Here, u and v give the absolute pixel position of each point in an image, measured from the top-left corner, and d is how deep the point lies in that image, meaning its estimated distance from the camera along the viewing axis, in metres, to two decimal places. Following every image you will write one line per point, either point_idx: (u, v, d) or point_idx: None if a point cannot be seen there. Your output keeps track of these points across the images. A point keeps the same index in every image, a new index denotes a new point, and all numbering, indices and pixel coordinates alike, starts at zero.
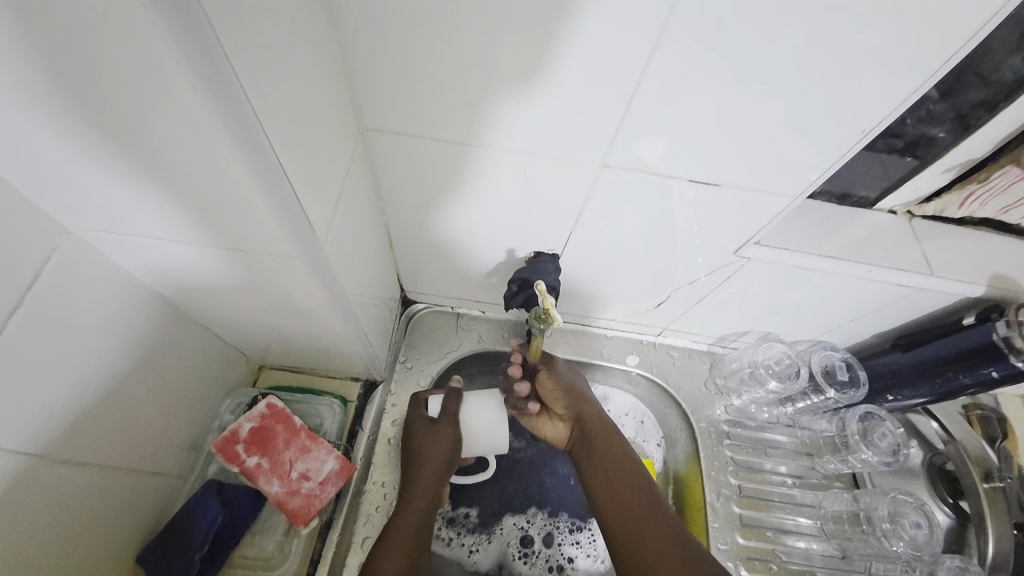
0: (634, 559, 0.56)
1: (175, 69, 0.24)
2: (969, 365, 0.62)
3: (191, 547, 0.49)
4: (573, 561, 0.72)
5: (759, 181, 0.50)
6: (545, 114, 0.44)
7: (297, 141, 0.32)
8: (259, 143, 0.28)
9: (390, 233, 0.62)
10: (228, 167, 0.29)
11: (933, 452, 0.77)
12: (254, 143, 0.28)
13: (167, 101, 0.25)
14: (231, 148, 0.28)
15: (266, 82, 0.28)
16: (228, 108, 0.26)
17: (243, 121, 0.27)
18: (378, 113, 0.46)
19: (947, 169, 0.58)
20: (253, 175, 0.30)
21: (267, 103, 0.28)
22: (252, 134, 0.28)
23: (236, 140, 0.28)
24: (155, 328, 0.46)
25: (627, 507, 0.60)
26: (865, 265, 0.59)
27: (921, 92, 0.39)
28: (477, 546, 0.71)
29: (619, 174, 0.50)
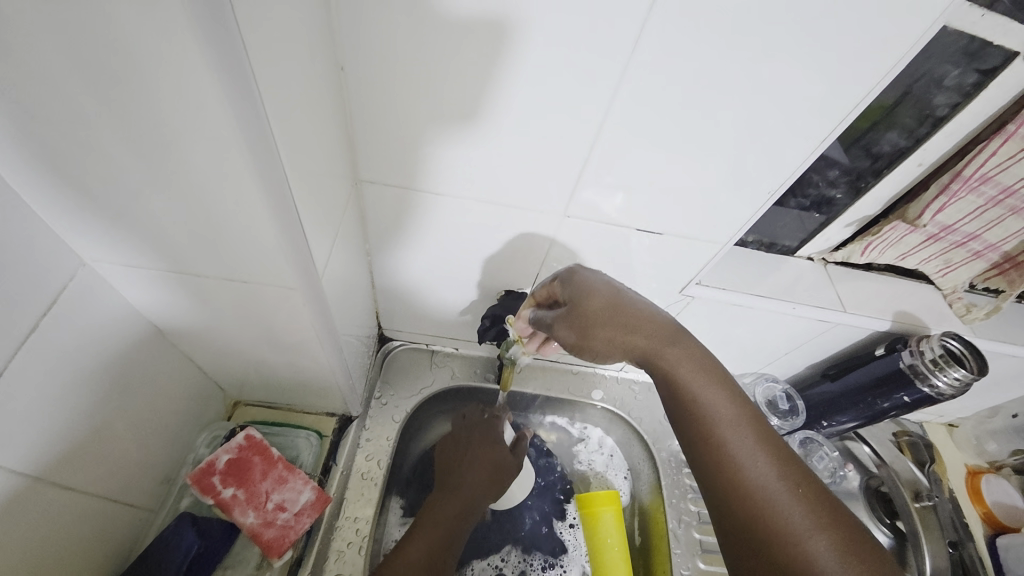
0: (748, 516, 0.44)
1: (229, 137, 0.30)
2: (884, 390, 0.71)
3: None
4: None
5: (697, 230, 0.59)
6: (516, 170, 0.52)
7: (309, 189, 0.38)
8: (282, 191, 0.34)
9: (373, 273, 0.67)
10: (252, 210, 0.34)
11: (868, 475, 0.83)
12: (278, 193, 0.34)
13: (213, 158, 0.31)
14: (257, 195, 0.33)
15: (291, 142, 0.34)
16: (268, 170, 0.32)
17: (272, 173, 0.33)
18: (372, 168, 0.53)
19: (847, 224, 0.70)
20: (273, 219, 0.35)
21: (290, 158, 0.34)
22: (277, 185, 0.33)
23: (267, 193, 0.33)
24: (147, 356, 0.49)
25: (726, 451, 0.47)
26: (790, 303, 0.68)
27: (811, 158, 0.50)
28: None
29: (580, 222, 0.58)
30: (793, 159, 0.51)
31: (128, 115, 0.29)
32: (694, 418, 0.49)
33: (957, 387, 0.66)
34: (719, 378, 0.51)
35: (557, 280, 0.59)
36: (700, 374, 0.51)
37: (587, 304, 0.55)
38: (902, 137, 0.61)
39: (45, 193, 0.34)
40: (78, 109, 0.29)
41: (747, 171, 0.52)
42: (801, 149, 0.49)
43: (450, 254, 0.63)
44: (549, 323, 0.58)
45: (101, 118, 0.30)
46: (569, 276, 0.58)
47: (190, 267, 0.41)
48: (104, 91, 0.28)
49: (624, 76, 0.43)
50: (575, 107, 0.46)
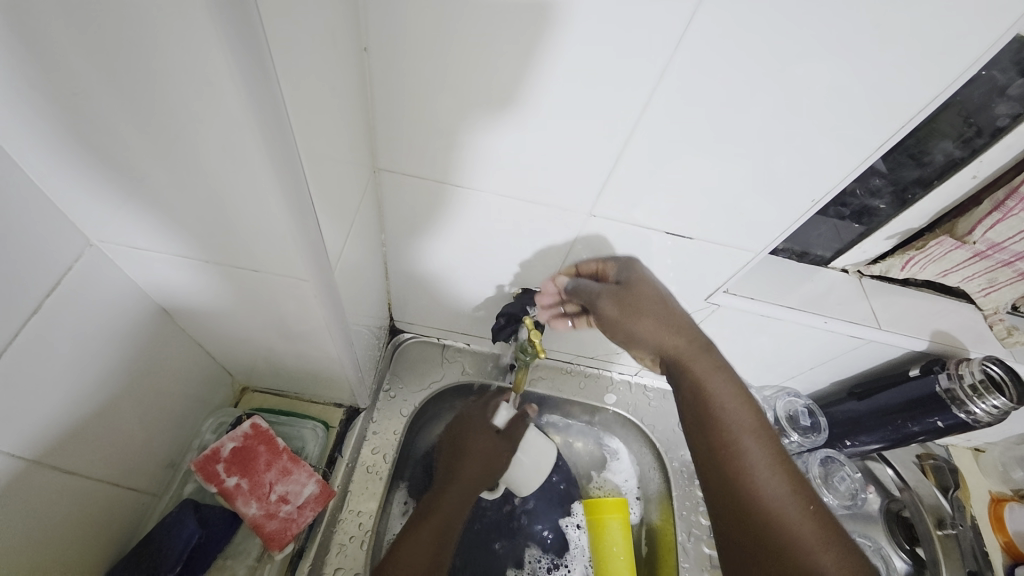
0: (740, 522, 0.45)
1: (240, 120, 0.28)
2: (917, 414, 0.67)
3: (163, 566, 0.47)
4: None
5: (728, 236, 0.55)
6: (540, 165, 0.49)
7: (324, 175, 0.36)
8: (296, 178, 0.32)
9: (387, 264, 0.65)
10: (263, 196, 0.33)
11: (889, 498, 0.80)
12: (291, 178, 0.32)
13: (224, 143, 0.30)
14: (271, 183, 0.32)
15: (306, 125, 0.32)
16: (279, 156, 0.30)
17: (287, 161, 0.31)
18: (390, 155, 0.50)
19: (889, 237, 0.66)
20: (285, 207, 0.33)
21: (306, 145, 0.32)
22: (292, 172, 0.31)
23: (280, 180, 0.31)
24: (154, 338, 0.48)
25: (742, 460, 0.47)
26: (821, 316, 0.65)
27: (862, 168, 0.46)
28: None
29: (604, 222, 0.55)
30: (839, 169, 0.47)
31: (130, 85, 0.27)
32: (715, 428, 0.49)
33: (994, 415, 0.63)
34: (743, 391, 0.51)
35: (612, 261, 0.58)
36: (729, 383, 0.50)
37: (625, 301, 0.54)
38: (958, 147, 0.57)
39: (49, 171, 0.33)
40: (79, 77, 0.27)
41: (789, 175, 0.48)
42: (851, 156, 0.46)
43: (469, 249, 0.61)
44: (593, 294, 0.56)
45: (103, 88, 0.27)
46: (626, 264, 0.57)
47: (203, 254, 0.40)
48: (107, 60, 0.26)
49: (666, 71, 0.40)
50: (608, 102, 0.43)
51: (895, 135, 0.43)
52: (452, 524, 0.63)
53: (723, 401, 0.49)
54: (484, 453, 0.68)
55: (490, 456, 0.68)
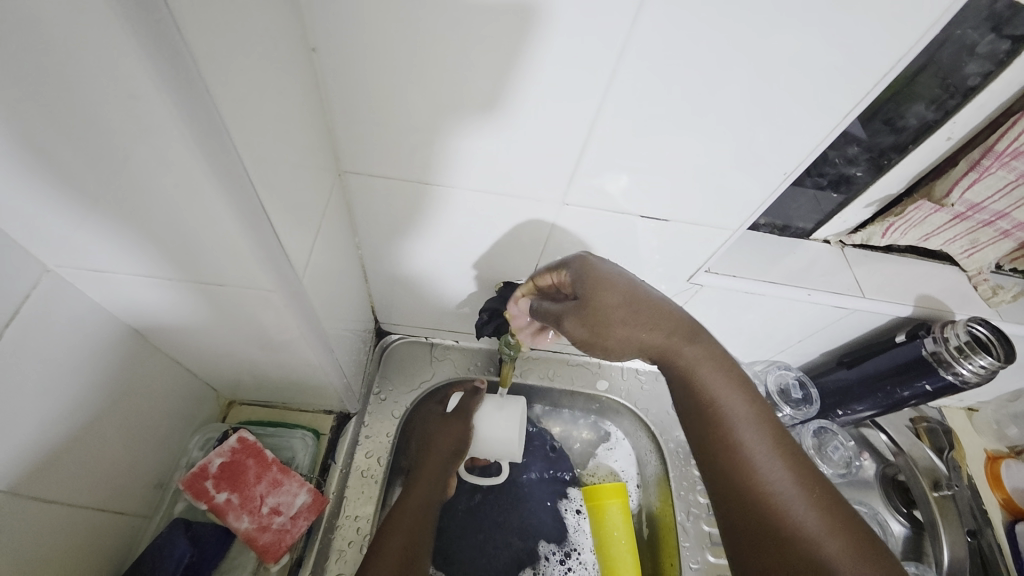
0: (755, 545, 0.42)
1: (177, 132, 0.27)
2: (905, 379, 0.68)
3: None
4: None
5: (705, 214, 0.55)
6: (510, 158, 0.49)
7: (277, 180, 0.35)
8: (245, 186, 0.31)
9: (364, 267, 0.64)
10: (213, 207, 0.32)
11: (885, 463, 0.81)
12: (239, 187, 0.31)
13: (165, 157, 0.29)
14: (217, 192, 0.31)
15: (250, 130, 0.31)
16: (225, 167, 0.30)
17: (232, 169, 0.30)
18: (354, 156, 0.49)
19: (868, 204, 0.66)
20: (238, 218, 0.33)
21: (252, 150, 0.32)
22: (238, 179, 0.31)
23: (228, 192, 0.31)
24: (128, 362, 0.47)
25: (740, 451, 0.45)
26: (804, 289, 0.65)
27: (832, 136, 0.46)
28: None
29: (579, 208, 0.54)
30: (809, 139, 0.46)
31: (55, 101, 0.26)
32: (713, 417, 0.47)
33: (982, 374, 0.63)
34: (735, 376, 0.49)
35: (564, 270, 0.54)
36: (717, 371, 0.48)
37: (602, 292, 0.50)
38: (931, 109, 0.57)
39: None
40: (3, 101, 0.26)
41: (759, 150, 0.47)
42: (820, 126, 0.45)
43: (446, 246, 0.60)
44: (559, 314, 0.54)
45: (30, 110, 0.26)
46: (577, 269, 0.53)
47: (164, 272, 0.39)
48: (28, 79, 0.25)
49: (623, 52, 0.39)
50: (570, 86, 0.42)
51: (859, 103, 0.43)
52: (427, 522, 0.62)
53: (735, 417, 0.46)
54: (448, 437, 0.68)
55: (452, 436, 0.68)
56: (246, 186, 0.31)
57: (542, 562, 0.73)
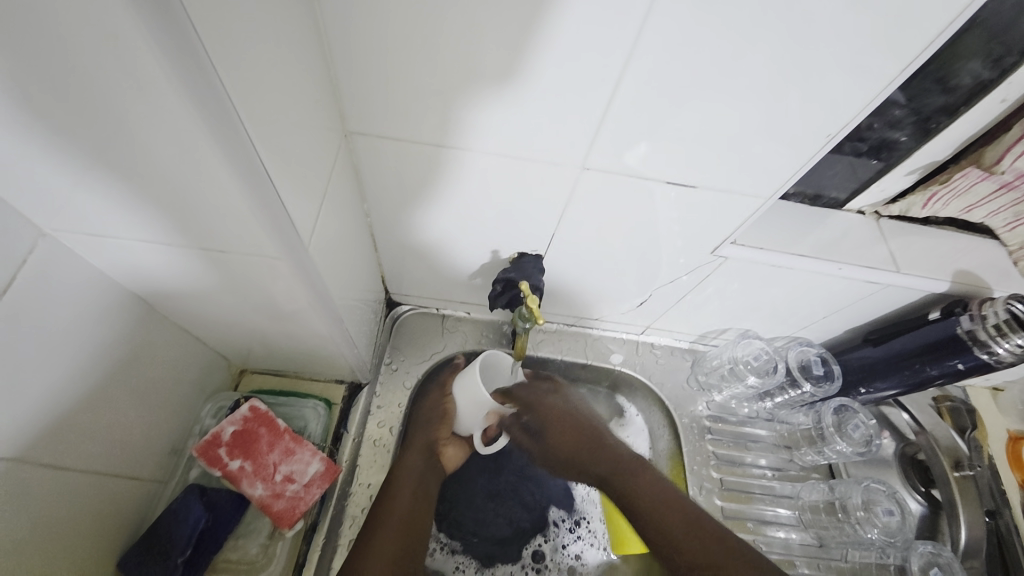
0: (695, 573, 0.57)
1: (157, 82, 0.25)
2: (936, 357, 0.65)
3: (172, 552, 0.48)
4: (580, 556, 0.73)
5: (734, 182, 0.51)
6: (526, 121, 0.45)
7: (281, 142, 0.33)
8: (246, 148, 0.29)
9: (373, 236, 0.62)
10: (213, 171, 0.30)
11: (905, 442, 0.79)
12: (240, 149, 0.29)
13: (152, 112, 0.27)
14: (216, 153, 0.29)
15: (249, 86, 0.29)
16: (220, 123, 0.27)
17: (231, 129, 0.28)
18: (360, 116, 0.46)
19: (911, 171, 0.61)
20: (238, 180, 0.31)
21: (252, 110, 0.29)
22: (239, 141, 0.29)
23: (223, 151, 0.29)
24: (135, 330, 0.47)
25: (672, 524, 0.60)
26: (835, 262, 0.61)
27: (882, 97, 0.41)
28: (464, 568, 0.69)
29: (600, 175, 0.51)
30: (857, 99, 0.42)
31: (27, 49, 0.24)
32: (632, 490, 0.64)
33: (1019, 355, 0.60)
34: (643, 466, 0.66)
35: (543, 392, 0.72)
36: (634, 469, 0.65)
37: (546, 397, 0.72)
38: (987, 67, 0.52)
39: None
40: None
41: (799, 113, 0.43)
42: (869, 86, 0.41)
43: (458, 214, 0.58)
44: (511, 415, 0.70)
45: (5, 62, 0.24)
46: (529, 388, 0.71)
47: (167, 238, 0.38)
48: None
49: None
50: (593, 40, 0.38)
51: (917, 60, 0.38)
52: (426, 494, 0.62)
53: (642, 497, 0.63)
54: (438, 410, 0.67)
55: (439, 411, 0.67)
56: (248, 148, 0.29)
57: (551, 527, 0.73)
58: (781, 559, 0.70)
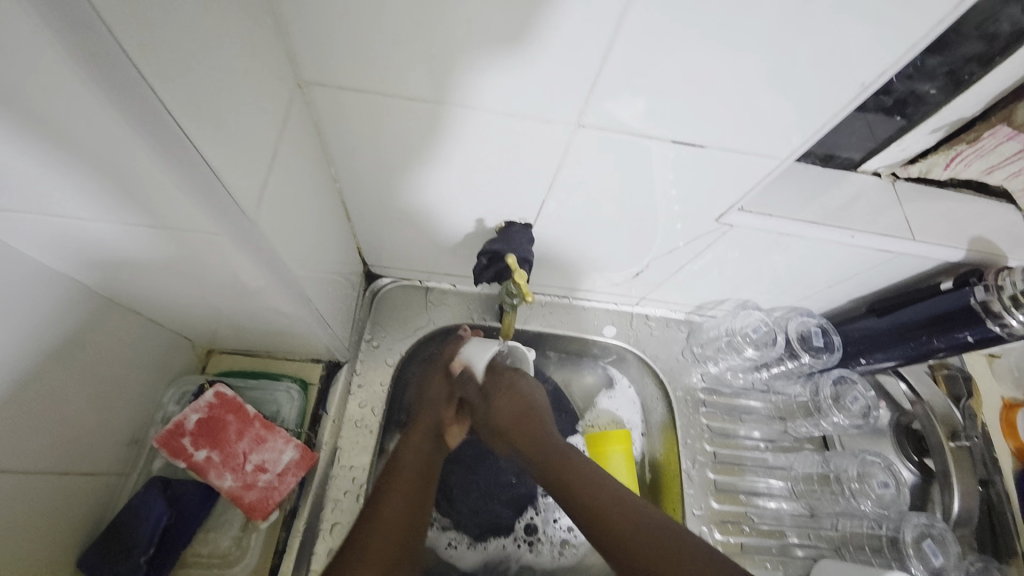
0: None
1: (24, 14, 0.20)
2: (943, 329, 0.62)
3: (135, 550, 0.47)
4: (575, 530, 0.71)
5: (746, 142, 0.45)
6: (506, 69, 0.39)
7: (196, 84, 0.28)
8: (141, 91, 0.25)
9: (344, 201, 0.56)
10: (103, 121, 0.25)
11: (900, 412, 0.78)
12: (132, 91, 0.24)
13: (19, 57, 0.21)
14: (101, 99, 0.24)
15: (135, 7, 0.23)
16: (109, 67, 0.23)
17: (115, 64, 0.23)
18: (313, 61, 0.39)
19: (935, 129, 0.56)
20: (144, 138, 0.26)
21: (152, 50, 0.24)
22: (128, 79, 0.24)
23: (120, 102, 0.24)
24: (72, 315, 0.41)
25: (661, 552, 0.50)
26: (847, 230, 0.56)
27: (914, 54, 0.36)
28: (456, 543, 0.67)
29: (595, 133, 0.45)
30: (891, 47, 0.36)
31: None
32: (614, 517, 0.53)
33: None
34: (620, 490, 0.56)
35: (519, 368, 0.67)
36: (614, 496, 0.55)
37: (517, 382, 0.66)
38: None
39: None
40: None
41: (823, 64, 0.38)
42: (901, 33, 0.35)
43: (436, 180, 0.52)
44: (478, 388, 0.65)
45: None
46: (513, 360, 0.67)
47: (84, 210, 0.32)
48: None
49: None
50: None
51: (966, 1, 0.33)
52: (430, 475, 0.59)
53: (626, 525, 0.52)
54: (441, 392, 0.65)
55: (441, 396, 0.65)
56: (143, 90, 0.25)
57: (541, 499, 0.71)
58: (771, 530, 0.70)
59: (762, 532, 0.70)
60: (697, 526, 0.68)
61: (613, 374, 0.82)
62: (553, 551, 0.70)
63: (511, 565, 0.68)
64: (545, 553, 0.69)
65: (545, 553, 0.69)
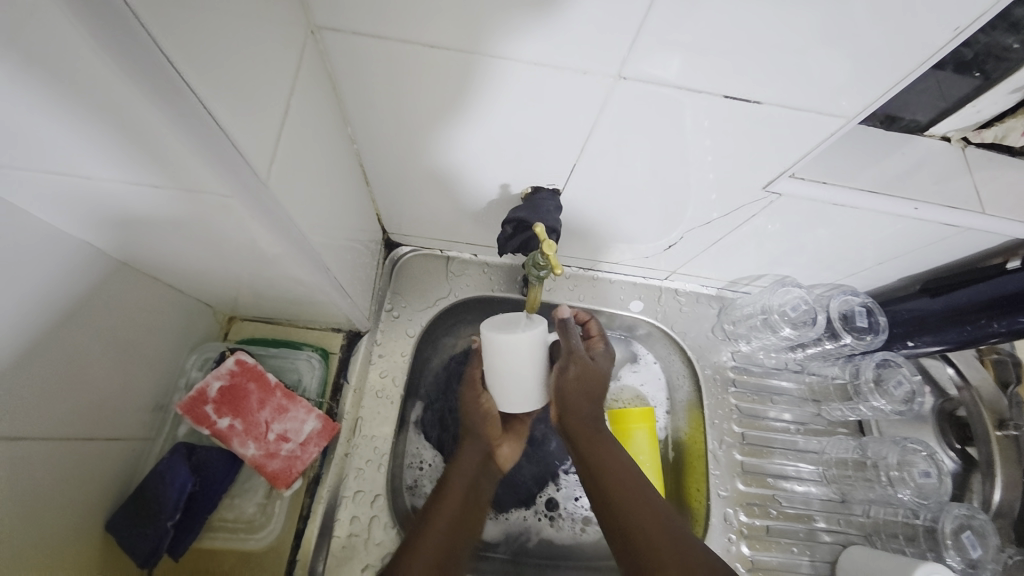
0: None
1: None
2: (1003, 313, 0.57)
3: (161, 514, 0.48)
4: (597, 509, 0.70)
5: (807, 100, 0.40)
6: (532, 12, 0.34)
7: (194, 19, 0.25)
8: (126, 22, 0.21)
9: (363, 165, 0.54)
10: (82, 58, 0.22)
11: (944, 397, 0.74)
12: (116, 24, 0.21)
13: None
14: (81, 28, 0.21)
15: None
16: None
17: None
18: (326, 4, 0.35)
19: (1016, 89, 0.50)
20: (136, 87, 0.24)
21: None
22: (113, 12, 0.21)
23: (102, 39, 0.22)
24: (87, 282, 0.40)
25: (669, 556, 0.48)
26: (910, 201, 0.51)
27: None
28: None
29: (635, 89, 0.41)
30: None
31: None
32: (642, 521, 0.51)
33: None
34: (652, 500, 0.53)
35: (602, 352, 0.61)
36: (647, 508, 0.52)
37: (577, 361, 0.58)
38: None
39: None
40: None
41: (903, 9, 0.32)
42: None
43: (459, 140, 0.49)
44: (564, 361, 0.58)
45: None
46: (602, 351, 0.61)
47: (89, 169, 0.30)
48: None
49: None
50: None
51: None
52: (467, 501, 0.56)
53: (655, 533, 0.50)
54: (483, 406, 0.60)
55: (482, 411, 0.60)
56: (129, 23, 0.21)
57: (561, 475, 0.71)
58: (799, 514, 0.68)
59: (789, 515, 0.68)
60: (721, 507, 0.67)
61: (637, 350, 0.78)
62: (575, 528, 0.69)
63: (531, 537, 0.68)
64: (565, 530, 0.69)
65: (565, 530, 0.69)
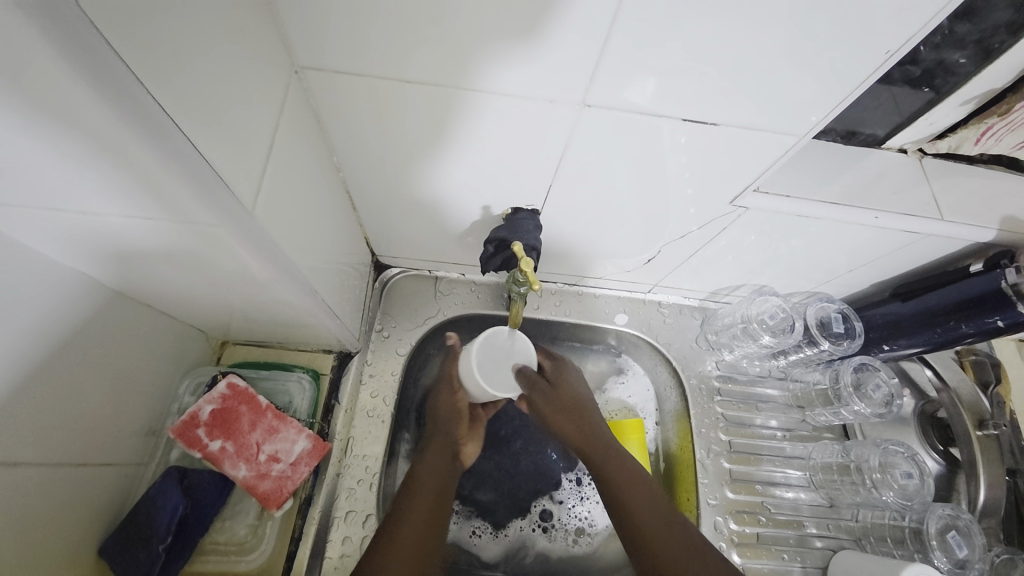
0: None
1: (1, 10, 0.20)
2: (970, 314, 0.60)
3: (153, 538, 0.49)
4: (591, 521, 0.70)
5: (761, 121, 0.43)
6: (497, 50, 0.37)
7: (188, 79, 0.28)
8: (123, 84, 0.24)
9: (349, 191, 0.56)
10: (83, 109, 0.25)
11: (925, 400, 0.75)
12: (113, 79, 0.24)
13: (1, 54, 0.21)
14: (85, 90, 0.24)
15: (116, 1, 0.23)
16: (88, 58, 0.23)
17: (98, 57, 0.23)
18: (312, 45, 0.38)
19: (966, 101, 0.52)
20: (132, 130, 0.26)
21: (134, 43, 0.24)
22: (116, 73, 0.24)
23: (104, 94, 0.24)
24: (83, 312, 0.42)
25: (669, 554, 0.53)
26: (871, 211, 0.54)
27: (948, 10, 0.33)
28: (480, 532, 0.67)
29: (602, 115, 0.43)
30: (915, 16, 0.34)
31: None
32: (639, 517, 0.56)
33: None
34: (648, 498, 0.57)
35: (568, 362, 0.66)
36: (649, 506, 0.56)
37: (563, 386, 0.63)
38: None
39: None
40: None
41: (839, 38, 0.36)
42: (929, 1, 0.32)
43: (440, 168, 0.51)
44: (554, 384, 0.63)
45: None
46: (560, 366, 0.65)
47: (84, 204, 0.32)
48: None
49: None
50: None
51: None
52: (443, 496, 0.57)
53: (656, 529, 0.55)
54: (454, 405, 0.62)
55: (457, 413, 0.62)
56: (125, 80, 0.24)
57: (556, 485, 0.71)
58: (789, 520, 0.69)
59: (780, 522, 0.69)
60: (712, 515, 0.68)
61: (624, 362, 0.79)
62: (568, 539, 0.69)
63: (529, 552, 0.68)
64: (560, 540, 0.69)
65: (560, 540, 0.69)
